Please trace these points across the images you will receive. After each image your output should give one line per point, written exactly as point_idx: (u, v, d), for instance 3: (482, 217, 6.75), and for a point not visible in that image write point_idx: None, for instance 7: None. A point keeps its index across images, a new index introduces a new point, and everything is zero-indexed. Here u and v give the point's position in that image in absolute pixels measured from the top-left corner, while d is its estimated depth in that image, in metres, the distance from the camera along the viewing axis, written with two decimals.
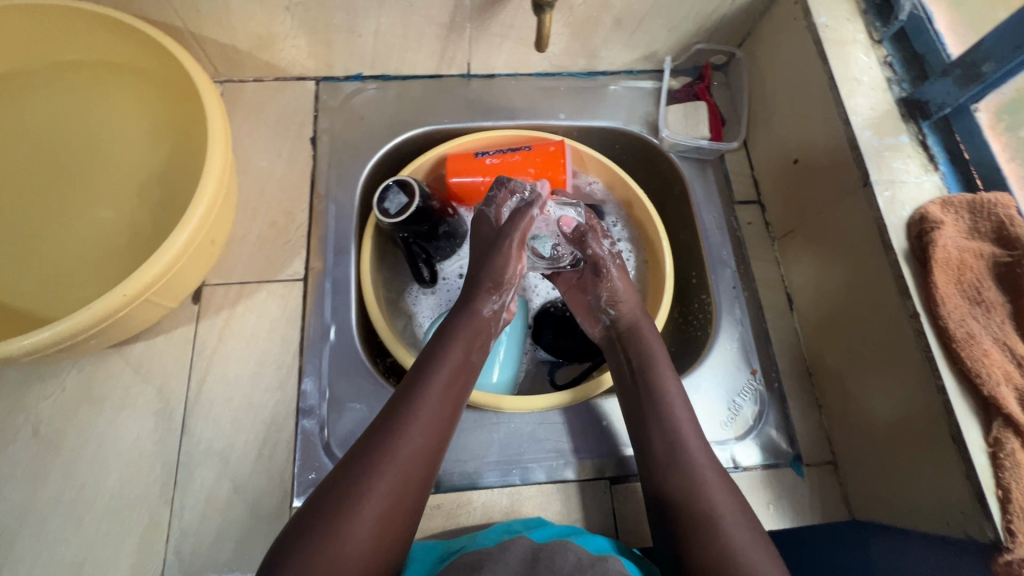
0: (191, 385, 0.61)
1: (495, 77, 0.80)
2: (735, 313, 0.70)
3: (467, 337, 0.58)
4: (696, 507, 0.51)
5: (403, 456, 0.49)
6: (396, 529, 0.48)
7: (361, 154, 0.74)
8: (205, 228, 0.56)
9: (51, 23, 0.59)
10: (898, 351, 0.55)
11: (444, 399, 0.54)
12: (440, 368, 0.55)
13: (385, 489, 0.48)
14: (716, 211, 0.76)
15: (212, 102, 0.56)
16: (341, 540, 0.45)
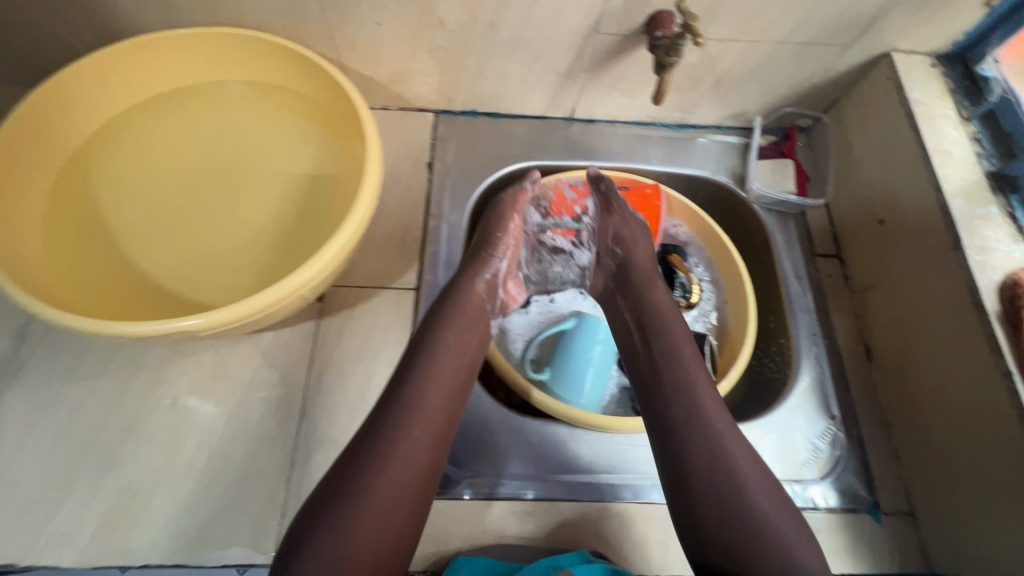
0: (312, 375, 0.67)
1: (594, 122, 0.88)
2: (816, 359, 0.74)
3: (463, 321, 0.60)
4: (728, 510, 0.48)
5: (415, 433, 0.50)
6: (410, 504, 0.48)
7: (472, 181, 0.82)
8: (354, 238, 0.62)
9: (238, 54, 0.70)
10: (988, 407, 0.58)
11: (444, 380, 0.55)
12: (432, 344, 0.56)
13: (398, 467, 0.48)
14: (798, 261, 0.80)
15: (371, 127, 0.64)
16: (362, 515, 0.45)
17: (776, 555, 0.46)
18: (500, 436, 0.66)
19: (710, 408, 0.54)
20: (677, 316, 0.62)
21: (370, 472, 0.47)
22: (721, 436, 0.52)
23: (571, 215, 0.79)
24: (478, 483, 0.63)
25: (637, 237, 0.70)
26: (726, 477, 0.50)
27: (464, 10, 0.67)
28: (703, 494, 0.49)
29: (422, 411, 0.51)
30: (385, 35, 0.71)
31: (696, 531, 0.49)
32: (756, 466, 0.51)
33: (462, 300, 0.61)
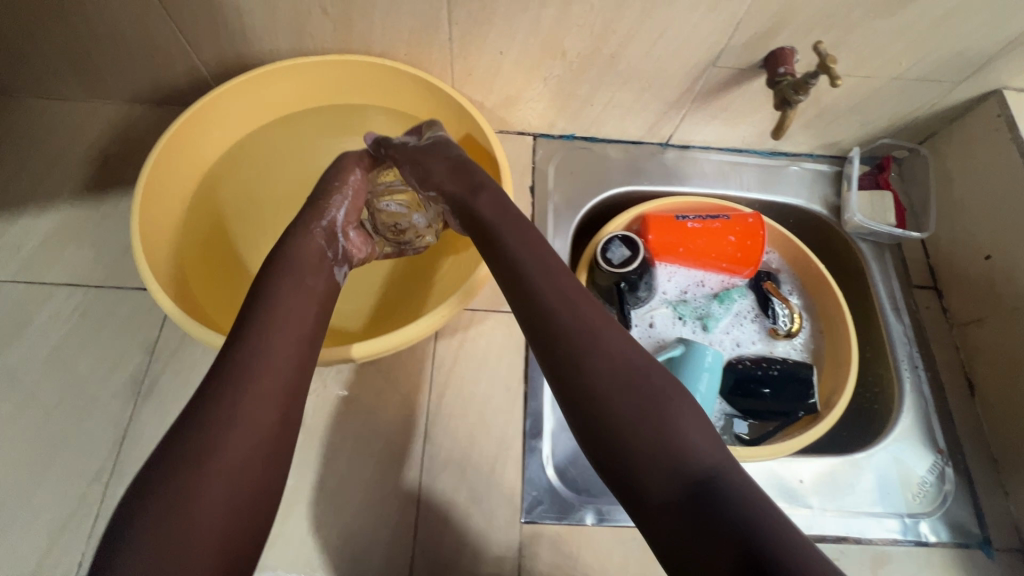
0: (432, 397, 0.68)
1: (688, 147, 0.89)
2: (920, 392, 0.74)
3: (307, 271, 0.58)
4: (640, 449, 0.43)
5: (258, 383, 0.46)
6: (265, 456, 0.45)
7: (573, 206, 0.83)
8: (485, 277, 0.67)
9: (368, 81, 0.75)
10: None
11: (289, 329, 0.51)
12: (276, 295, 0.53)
13: (232, 417, 0.44)
14: (897, 292, 0.81)
15: (501, 159, 0.70)
16: (207, 469, 0.41)
17: (718, 496, 0.40)
18: None
19: (596, 340, 0.49)
20: (521, 231, 0.59)
21: (214, 427, 0.43)
22: (592, 364, 0.48)
23: (673, 241, 0.80)
24: (601, 508, 0.64)
25: (452, 153, 0.69)
26: (639, 417, 0.45)
27: (590, 42, 0.68)
28: (618, 439, 0.44)
29: (258, 358, 0.48)
30: (505, 64, 0.72)
31: (631, 486, 0.43)
32: (630, 394, 0.46)
33: (295, 250, 0.59)
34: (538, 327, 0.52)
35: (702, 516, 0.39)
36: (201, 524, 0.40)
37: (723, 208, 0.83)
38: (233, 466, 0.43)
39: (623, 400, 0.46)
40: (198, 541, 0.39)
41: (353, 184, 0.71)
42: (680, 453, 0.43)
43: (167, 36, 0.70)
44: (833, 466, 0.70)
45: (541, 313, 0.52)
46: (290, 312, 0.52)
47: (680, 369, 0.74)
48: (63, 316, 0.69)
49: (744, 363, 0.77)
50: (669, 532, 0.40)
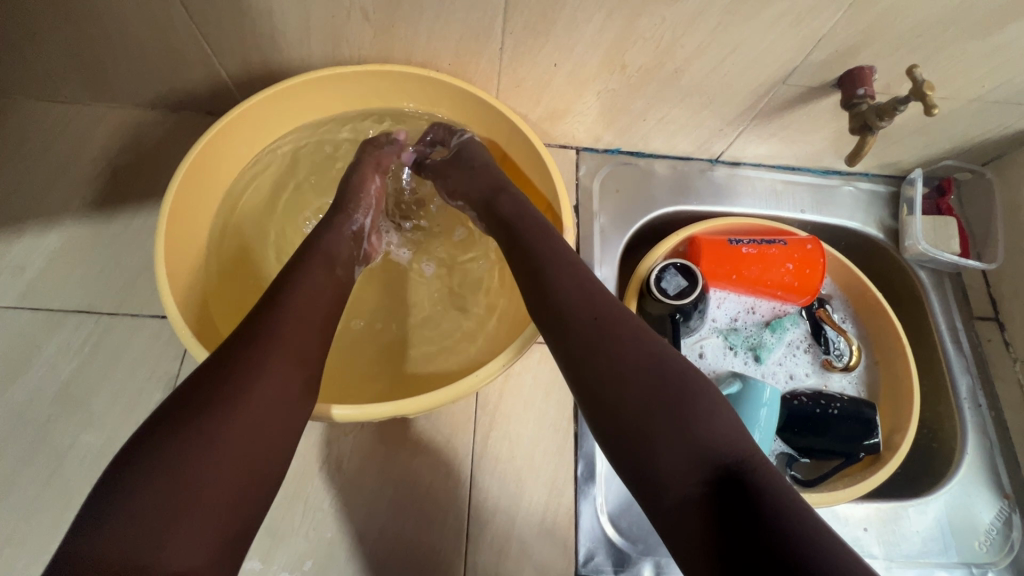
0: (476, 439, 0.64)
1: (738, 164, 0.84)
2: (984, 433, 0.71)
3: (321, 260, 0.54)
4: (661, 435, 0.38)
5: (266, 377, 0.41)
6: (258, 456, 0.39)
7: (619, 227, 0.78)
8: None
9: (406, 90, 0.69)
10: None
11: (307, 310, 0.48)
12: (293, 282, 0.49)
13: (228, 410, 0.39)
14: (958, 324, 0.77)
15: (559, 182, 0.63)
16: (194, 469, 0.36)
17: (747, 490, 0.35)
18: None
19: (614, 321, 0.44)
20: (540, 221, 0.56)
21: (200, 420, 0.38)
22: (606, 346, 0.43)
23: (727, 268, 0.75)
24: (661, 561, 0.61)
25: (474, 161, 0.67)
26: (654, 402, 0.40)
27: (654, 56, 0.63)
28: (633, 427, 0.39)
29: (257, 345, 0.42)
30: (556, 76, 0.67)
31: (647, 479, 0.38)
32: (650, 377, 0.41)
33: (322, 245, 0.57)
34: (550, 306, 0.47)
35: (735, 520, 0.34)
36: (180, 526, 0.34)
37: (776, 230, 0.78)
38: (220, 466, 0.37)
39: (643, 386, 0.40)
40: (166, 547, 0.34)
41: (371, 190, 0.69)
42: (702, 443, 0.37)
43: (186, 39, 0.63)
44: (898, 512, 0.66)
45: (548, 292, 0.48)
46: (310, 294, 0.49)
47: (736, 408, 0.69)
48: (75, 348, 0.63)
49: (800, 399, 0.73)
50: (694, 539, 0.35)
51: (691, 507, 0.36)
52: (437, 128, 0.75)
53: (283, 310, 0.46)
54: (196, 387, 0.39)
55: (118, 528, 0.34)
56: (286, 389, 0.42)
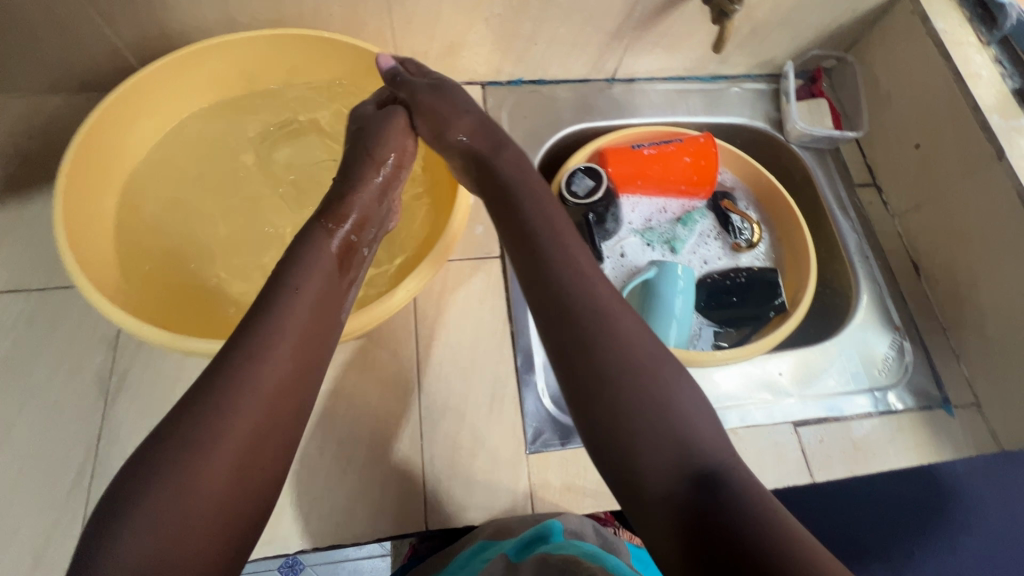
0: (419, 350, 0.68)
1: (634, 81, 0.90)
2: (873, 280, 0.80)
3: (314, 266, 0.53)
4: (656, 455, 0.43)
5: (251, 393, 0.44)
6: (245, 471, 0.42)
7: (530, 148, 0.83)
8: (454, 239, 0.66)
9: (305, 56, 0.72)
10: None
11: (295, 318, 0.49)
12: (287, 289, 0.50)
13: (213, 431, 0.42)
14: (841, 192, 0.86)
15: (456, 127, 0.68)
16: (200, 478, 0.40)
17: (723, 513, 0.39)
18: None
19: (625, 353, 0.46)
20: (579, 246, 0.54)
21: (194, 437, 0.41)
22: (608, 379, 0.45)
23: (631, 170, 0.81)
24: None
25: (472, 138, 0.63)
26: (651, 438, 0.43)
27: None
28: (633, 458, 0.43)
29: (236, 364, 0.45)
30: (443, 7, 0.71)
31: (636, 505, 0.43)
32: (643, 406, 0.44)
33: (310, 243, 0.54)
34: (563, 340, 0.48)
35: (701, 546, 0.38)
36: (176, 538, 0.39)
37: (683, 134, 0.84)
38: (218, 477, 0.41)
39: (636, 413, 0.44)
40: (183, 551, 0.39)
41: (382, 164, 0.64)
42: (695, 477, 0.41)
43: (73, 13, 0.64)
44: (805, 356, 0.74)
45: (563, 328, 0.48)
46: (306, 303, 0.50)
47: (656, 293, 0.76)
48: (8, 325, 0.64)
49: (712, 277, 0.81)
50: (668, 556, 0.40)
51: (676, 529, 0.40)
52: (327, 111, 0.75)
53: (266, 329, 0.47)
54: (191, 406, 0.43)
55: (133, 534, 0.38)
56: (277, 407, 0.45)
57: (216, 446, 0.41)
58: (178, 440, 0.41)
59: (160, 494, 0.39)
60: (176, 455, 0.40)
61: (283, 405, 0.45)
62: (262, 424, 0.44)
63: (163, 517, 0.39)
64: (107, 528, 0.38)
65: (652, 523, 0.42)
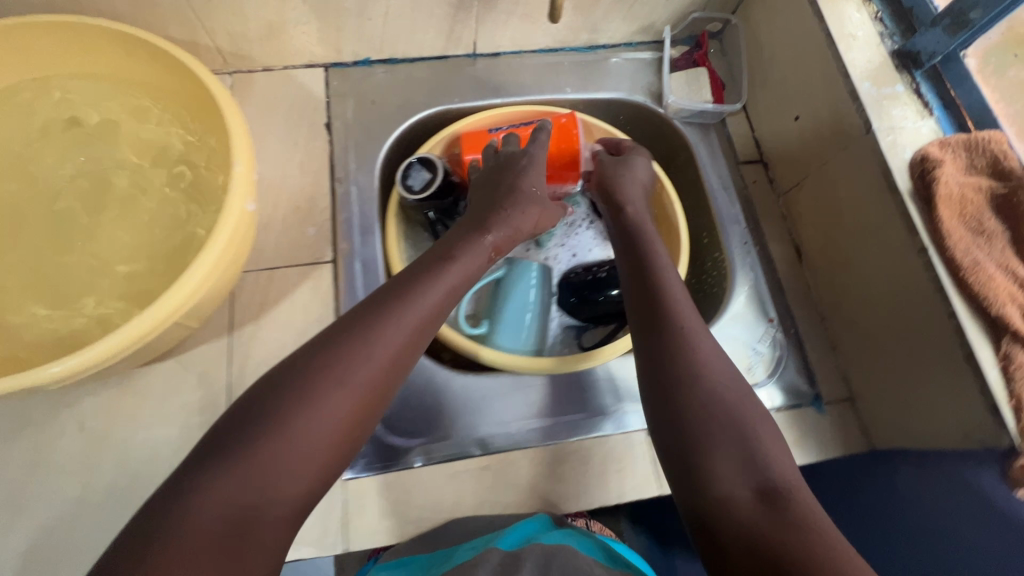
0: (233, 371, 0.62)
1: (499, 55, 0.82)
2: (749, 268, 0.73)
3: (462, 264, 0.56)
4: (712, 462, 0.47)
5: (326, 404, 0.44)
6: (308, 466, 0.43)
7: (376, 137, 0.75)
8: (225, 254, 0.54)
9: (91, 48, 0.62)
10: (908, 296, 0.59)
11: (407, 318, 0.50)
12: (394, 298, 0.50)
13: (279, 432, 0.42)
14: (723, 171, 0.79)
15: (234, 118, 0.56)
16: (269, 478, 0.41)
17: (778, 532, 0.41)
18: (444, 395, 0.64)
19: (703, 375, 0.51)
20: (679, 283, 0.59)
21: (252, 440, 0.41)
22: (704, 396, 0.50)
23: None
24: (430, 448, 0.62)
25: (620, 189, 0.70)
26: (708, 450, 0.47)
27: None
28: (707, 463, 0.47)
29: (365, 344, 0.47)
30: None
31: (705, 516, 0.45)
32: (732, 429, 0.48)
33: (429, 261, 0.55)
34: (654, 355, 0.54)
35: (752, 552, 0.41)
36: (232, 538, 0.38)
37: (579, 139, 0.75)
38: (313, 447, 0.43)
39: (701, 426, 0.48)
40: (251, 541, 0.39)
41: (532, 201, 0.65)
42: (738, 495, 0.45)
43: None
44: None
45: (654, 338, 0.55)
46: (404, 315, 0.49)
47: (506, 288, 0.70)
48: None
49: (576, 271, 0.75)
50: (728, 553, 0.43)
51: (742, 540, 0.42)
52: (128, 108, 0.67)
53: (369, 333, 0.47)
54: (278, 394, 0.44)
55: (202, 509, 0.38)
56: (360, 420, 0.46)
57: (274, 445, 0.42)
58: (237, 436, 0.42)
59: (225, 482, 0.40)
60: (243, 455, 0.41)
61: (359, 413, 0.46)
62: (357, 412, 0.45)
63: (215, 504, 0.39)
64: (176, 497, 0.39)
65: (716, 523, 0.44)
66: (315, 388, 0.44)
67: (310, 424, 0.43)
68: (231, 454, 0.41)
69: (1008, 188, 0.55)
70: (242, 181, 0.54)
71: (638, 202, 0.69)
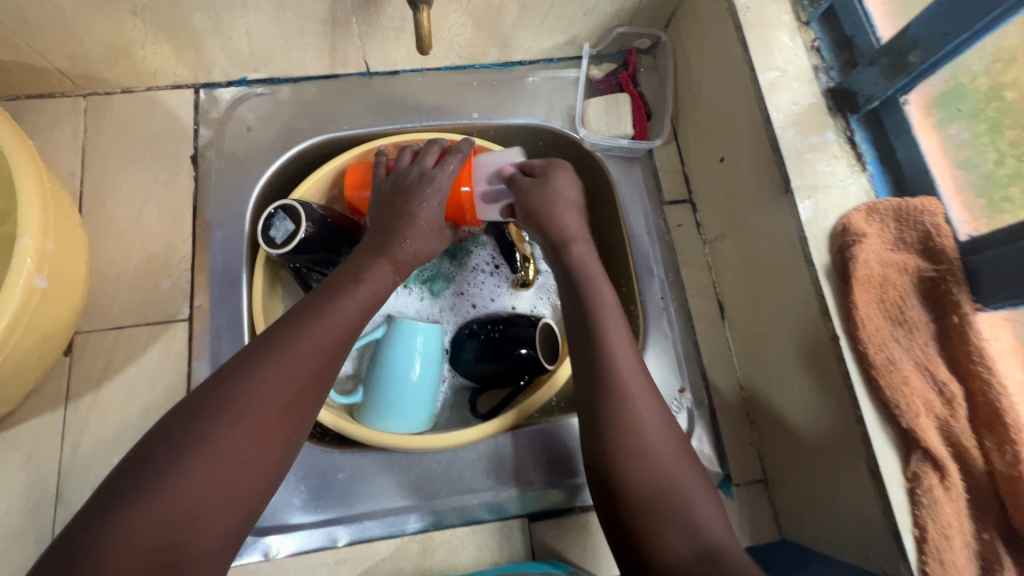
0: (64, 450, 0.56)
1: (399, 73, 0.72)
2: (664, 328, 0.65)
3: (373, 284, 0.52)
4: (655, 519, 0.44)
5: (218, 434, 0.40)
6: (200, 502, 0.38)
7: (249, 171, 0.67)
8: (17, 339, 0.46)
9: None
10: (821, 387, 0.51)
11: (308, 344, 0.45)
12: (297, 322, 0.46)
13: (176, 464, 0.38)
14: (645, 212, 0.70)
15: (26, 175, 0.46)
16: (141, 514, 0.36)
17: None
18: (305, 477, 0.58)
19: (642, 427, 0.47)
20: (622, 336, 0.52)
21: (161, 474, 0.38)
22: (638, 455, 0.46)
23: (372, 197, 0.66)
24: (283, 538, 0.56)
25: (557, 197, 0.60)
26: (642, 509, 0.44)
27: None
28: (644, 526, 0.44)
29: (271, 368, 0.43)
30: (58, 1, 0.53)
31: None
32: (669, 496, 0.45)
33: (343, 274, 0.52)
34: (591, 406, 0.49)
35: None
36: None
37: (500, 158, 0.63)
38: (211, 474, 0.39)
39: (637, 481, 0.45)
40: None
41: (422, 211, 0.58)
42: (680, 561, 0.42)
43: None
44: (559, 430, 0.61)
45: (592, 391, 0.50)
46: (313, 339, 0.46)
47: (385, 356, 0.61)
48: None
49: (471, 327, 0.67)
50: None
51: None
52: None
53: (259, 362, 0.43)
54: (167, 434, 0.40)
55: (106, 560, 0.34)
56: (258, 443, 0.41)
57: (169, 480, 0.37)
58: (142, 473, 0.38)
59: (127, 523, 0.35)
60: (136, 492, 0.37)
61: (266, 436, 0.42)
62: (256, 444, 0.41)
63: (108, 550, 0.34)
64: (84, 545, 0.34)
65: None
66: (210, 418, 0.40)
67: (197, 454, 0.39)
68: (144, 483, 0.37)
69: (938, 272, 0.47)
70: (29, 254, 0.45)
71: (575, 225, 0.61)
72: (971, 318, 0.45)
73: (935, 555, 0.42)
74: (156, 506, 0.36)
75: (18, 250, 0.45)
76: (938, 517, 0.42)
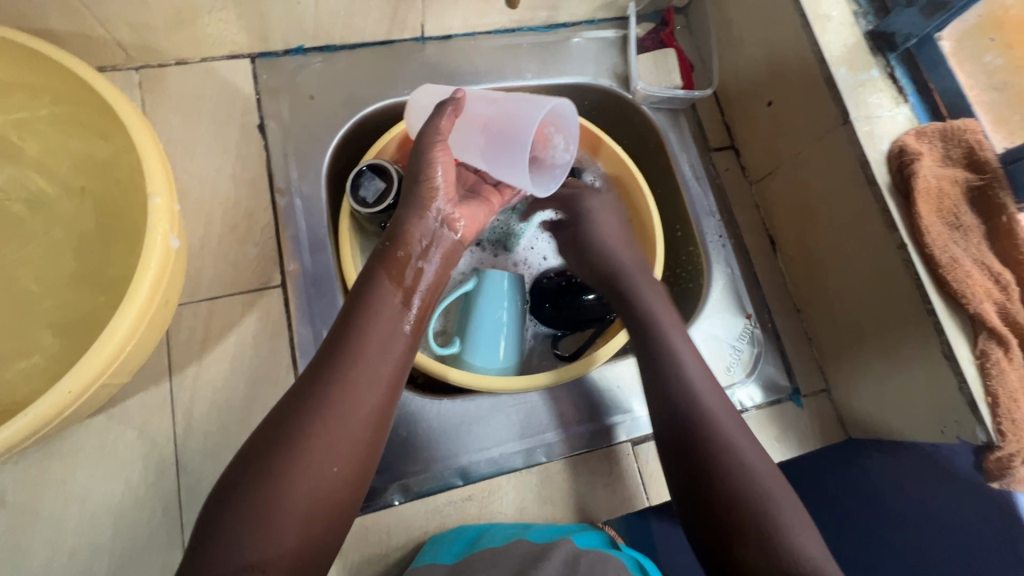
0: (177, 421, 0.55)
1: (451, 38, 0.73)
2: (724, 261, 0.71)
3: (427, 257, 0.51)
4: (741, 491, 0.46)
5: (323, 426, 0.41)
6: (315, 490, 0.40)
7: (319, 140, 0.67)
8: (160, 295, 0.46)
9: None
10: (887, 292, 0.58)
11: (387, 332, 0.46)
12: (372, 305, 0.46)
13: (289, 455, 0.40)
14: (695, 159, 0.75)
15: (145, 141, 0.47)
16: (272, 504, 0.38)
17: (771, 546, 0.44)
18: (418, 425, 0.59)
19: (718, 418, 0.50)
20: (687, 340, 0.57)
21: (276, 461, 0.40)
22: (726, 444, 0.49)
23: None
24: (407, 484, 0.58)
25: None
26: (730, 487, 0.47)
27: None
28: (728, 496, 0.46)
29: (359, 357, 0.44)
30: None
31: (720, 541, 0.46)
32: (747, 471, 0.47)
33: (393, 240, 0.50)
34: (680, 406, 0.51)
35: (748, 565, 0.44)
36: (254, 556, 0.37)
37: (494, 134, 0.56)
38: (322, 464, 0.40)
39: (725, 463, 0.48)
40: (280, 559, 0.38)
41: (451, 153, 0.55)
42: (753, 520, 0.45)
43: None
44: None
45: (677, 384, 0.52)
46: (390, 323, 0.46)
47: (476, 304, 0.64)
48: None
49: (548, 277, 0.72)
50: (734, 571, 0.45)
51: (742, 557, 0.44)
52: (12, 121, 0.56)
53: (350, 354, 0.44)
54: (276, 422, 0.41)
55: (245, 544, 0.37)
56: (353, 435, 0.42)
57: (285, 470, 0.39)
58: (261, 462, 0.40)
59: (254, 509, 0.38)
60: (260, 480, 0.39)
61: (361, 425, 0.43)
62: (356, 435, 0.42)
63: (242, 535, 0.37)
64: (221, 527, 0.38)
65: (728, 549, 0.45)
66: (308, 409, 0.41)
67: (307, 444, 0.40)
68: (267, 473, 0.39)
69: (984, 180, 0.55)
70: (162, 213, 0.46)
71: None
72: (1016, 216, 0.53)
73: (1008, 415, 0.49)
74: (272, 484, 0.39)
75: (152, 211, 0.46)
76: (1008, 383, 0.50)
